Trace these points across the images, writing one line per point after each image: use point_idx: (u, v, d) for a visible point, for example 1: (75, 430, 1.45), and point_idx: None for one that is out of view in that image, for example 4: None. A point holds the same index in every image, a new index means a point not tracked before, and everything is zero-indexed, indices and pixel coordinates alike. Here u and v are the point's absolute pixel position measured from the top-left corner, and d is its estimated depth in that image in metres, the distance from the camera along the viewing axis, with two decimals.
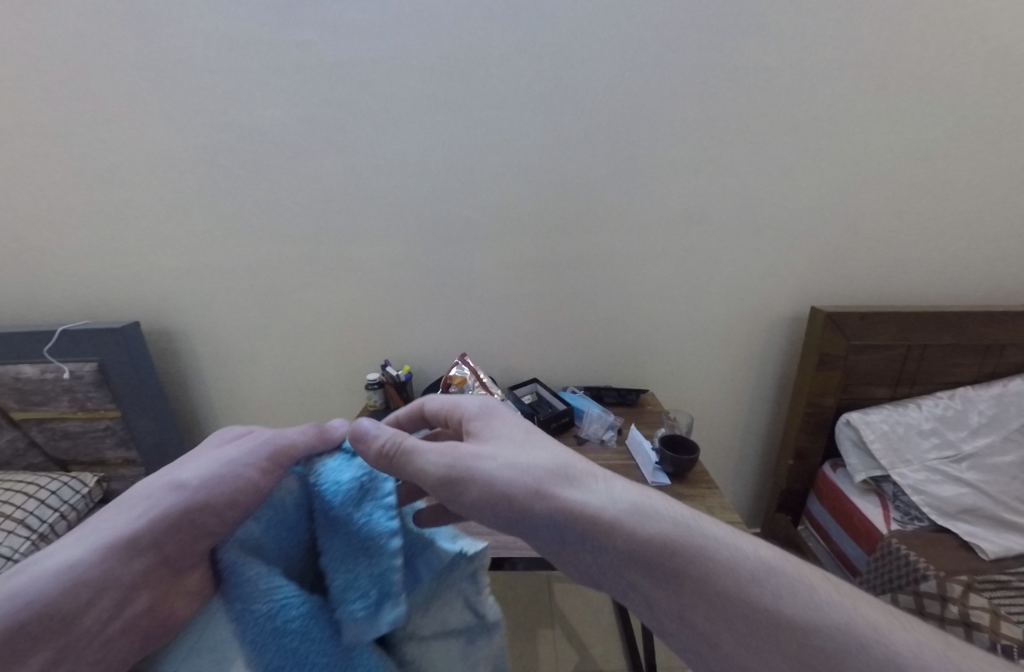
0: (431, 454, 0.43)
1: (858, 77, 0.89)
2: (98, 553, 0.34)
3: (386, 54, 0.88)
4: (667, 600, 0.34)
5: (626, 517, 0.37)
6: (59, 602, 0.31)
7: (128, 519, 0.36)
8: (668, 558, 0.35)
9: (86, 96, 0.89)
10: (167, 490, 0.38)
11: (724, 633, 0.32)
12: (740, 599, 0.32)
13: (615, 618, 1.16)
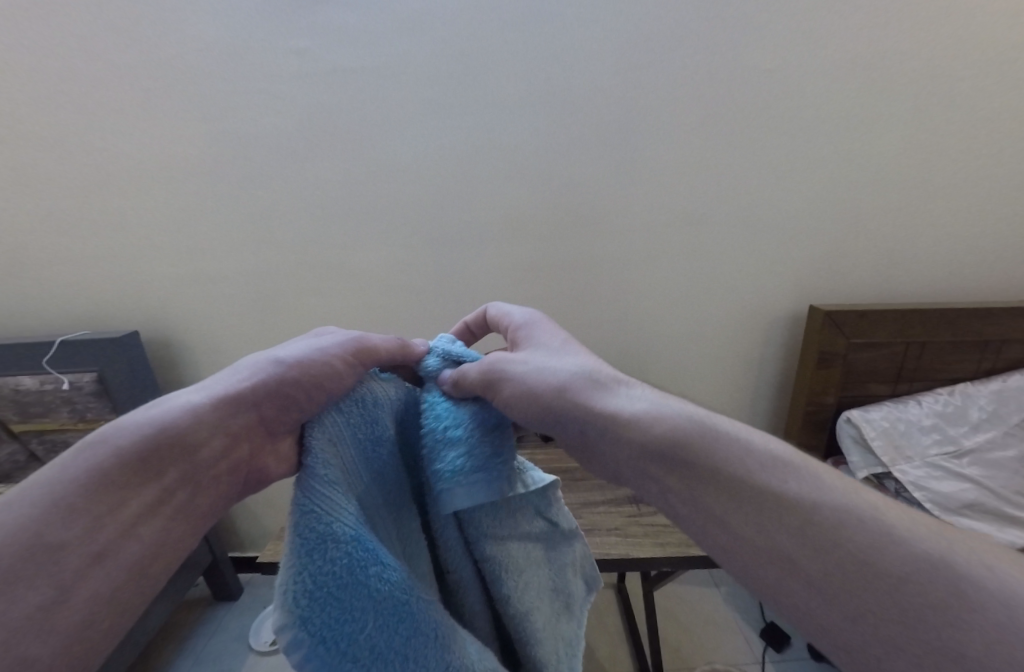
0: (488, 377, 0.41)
1: (851, 78, 0.90)
2: (201, 409, 0.32)
3: (385, 62, 0.88)
4: (680, 488, 0.33)
5: (646, 417, 0.36)
6: (166, 443, 0.30)
7: (227, 385, 0.35)
8: (686, 449, 0.34)
9: (83, 107, 0.89)
10: (262, 367, 0.36)
11: (733, 513, 0.30)
12: (745, 483, 0.31)
13: (620, 620, 1.16)
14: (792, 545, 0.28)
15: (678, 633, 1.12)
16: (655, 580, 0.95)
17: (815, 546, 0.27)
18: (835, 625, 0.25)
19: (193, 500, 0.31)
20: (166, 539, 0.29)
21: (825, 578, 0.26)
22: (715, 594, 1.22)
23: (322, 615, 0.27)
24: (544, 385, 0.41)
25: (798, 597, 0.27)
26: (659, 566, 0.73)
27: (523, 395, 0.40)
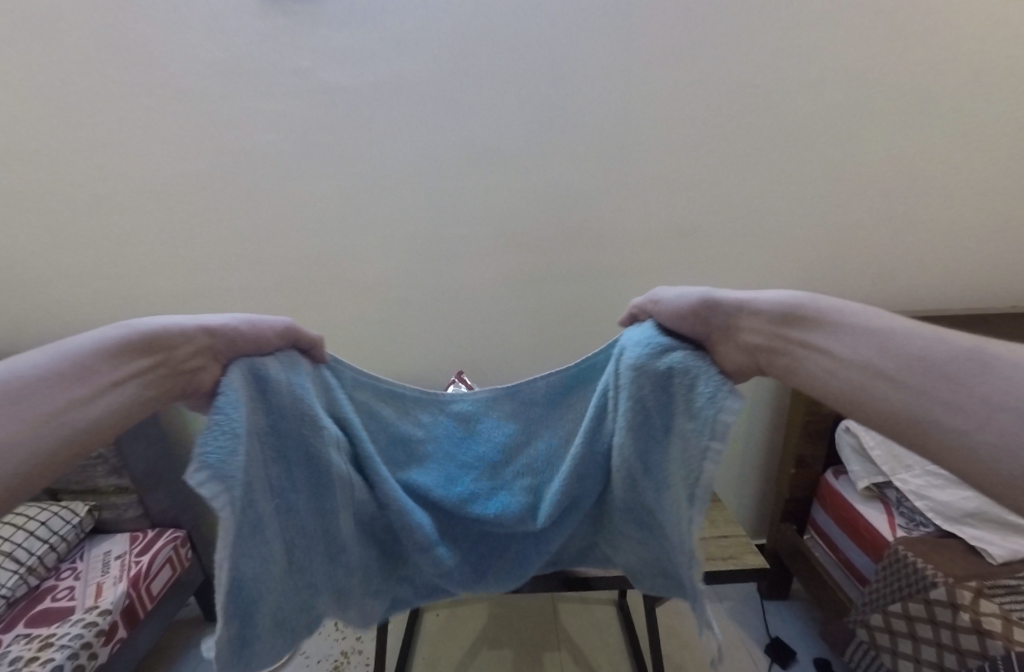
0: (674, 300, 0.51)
1: (837, 92, 0.92)
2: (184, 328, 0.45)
3: (381, 79, 0.90)
4: (805, 340, 0.43)
5: (787, 302, 0.46)
6: (117, 351, 0.41)
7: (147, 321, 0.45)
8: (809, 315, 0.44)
9: (84, 124, 0.90)
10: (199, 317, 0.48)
11: (846, 358, 0.39)
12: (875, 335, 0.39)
13: (621, 638, 1.13)
14: (926, 390, 0.33)
15: (681, 651, 1.09)
16: (656, 597, 0.92)
17: (950, 390, 0.32)
18: (981, 442, 0.29)
19: (131, 401, 0.40)
20: (114, 416, 0.38)
21: (969, 413, 0.30)
22: (720, 611, 1.19)
23: (220, 442, 0.40)
24: (692, 295, 0.50)
25: (953, 434, 0.31)
26: (663, 581, 0.72)
27: (687, 302, 0.50)
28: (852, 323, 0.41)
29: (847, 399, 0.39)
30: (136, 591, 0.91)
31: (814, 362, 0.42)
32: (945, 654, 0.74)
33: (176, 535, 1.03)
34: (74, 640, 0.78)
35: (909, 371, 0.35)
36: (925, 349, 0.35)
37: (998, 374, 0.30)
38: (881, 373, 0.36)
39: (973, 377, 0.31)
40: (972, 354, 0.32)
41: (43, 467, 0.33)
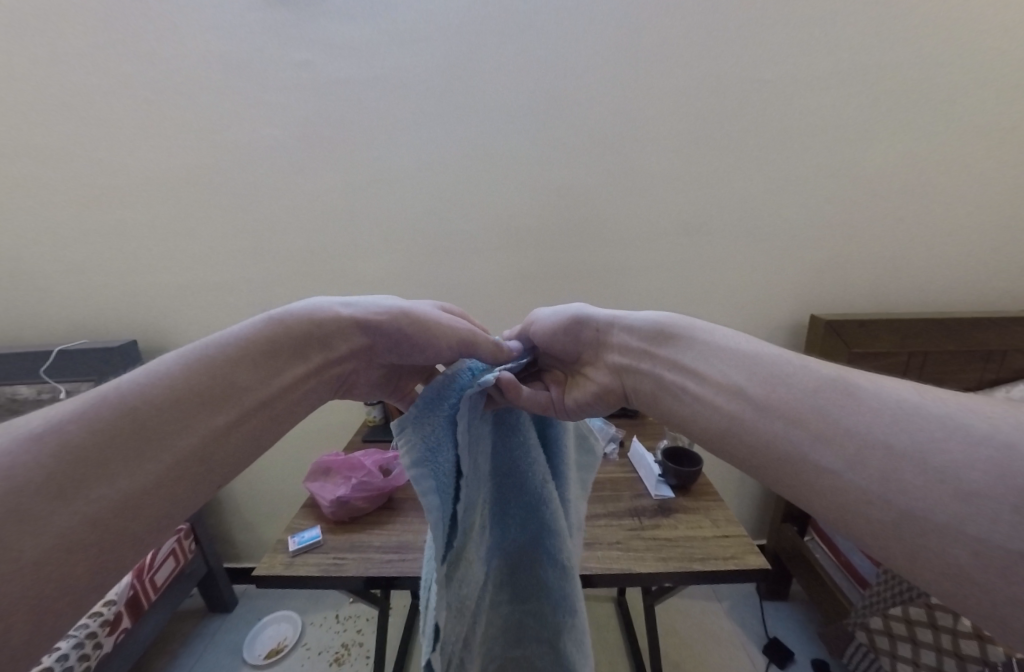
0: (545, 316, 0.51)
1: (848, 88, 0.90)
2: (338, 318, 0.42)
3: (383, 73, 0.89)
4: (675, 362, 0.42)
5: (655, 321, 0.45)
6: (266, 356, 0.37)
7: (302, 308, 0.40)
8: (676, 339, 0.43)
9: (86, 118, 0.90)
10: (360, 304, 0.44)
11: (711, 390, 0.38)
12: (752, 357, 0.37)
13: (620, 634, 1.14)
14: (791, 422, 0.32)
15: (679, 648, 1.09)
16: (656, 596, 0.93)
17: (817, 420, 0.30)
18: (852, 478, 0.28)
19: (274, 420, 0.36)
20: (246, 447, 0.34)
21: (836, 445, 0.29)
22: (719, 610, 1.19)
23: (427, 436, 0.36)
24: (565, 316, 0.50)
25: (821, 468, 0.29)
26: (663, 581, 0.72)
27: (561, 326, 0.50)
28: (718, 347, 0.39)
29: (717, 431, 0.36)
30: (140, 582, 0.92)
31: (686, 388, 0.40)
32: (946, 659, 0.73)
33: (179, 527, 1.05)
34: (80, 630, 0.79)
35: (773, 400, 0.33)
36: (786, 380, 0.34)
37: (866, 402, 0.29)
38: (746, 401, 0.35)
39: (837, 406, 0.30)
40: (836, 382, 0.31)
41: (149, 518, 0.28)
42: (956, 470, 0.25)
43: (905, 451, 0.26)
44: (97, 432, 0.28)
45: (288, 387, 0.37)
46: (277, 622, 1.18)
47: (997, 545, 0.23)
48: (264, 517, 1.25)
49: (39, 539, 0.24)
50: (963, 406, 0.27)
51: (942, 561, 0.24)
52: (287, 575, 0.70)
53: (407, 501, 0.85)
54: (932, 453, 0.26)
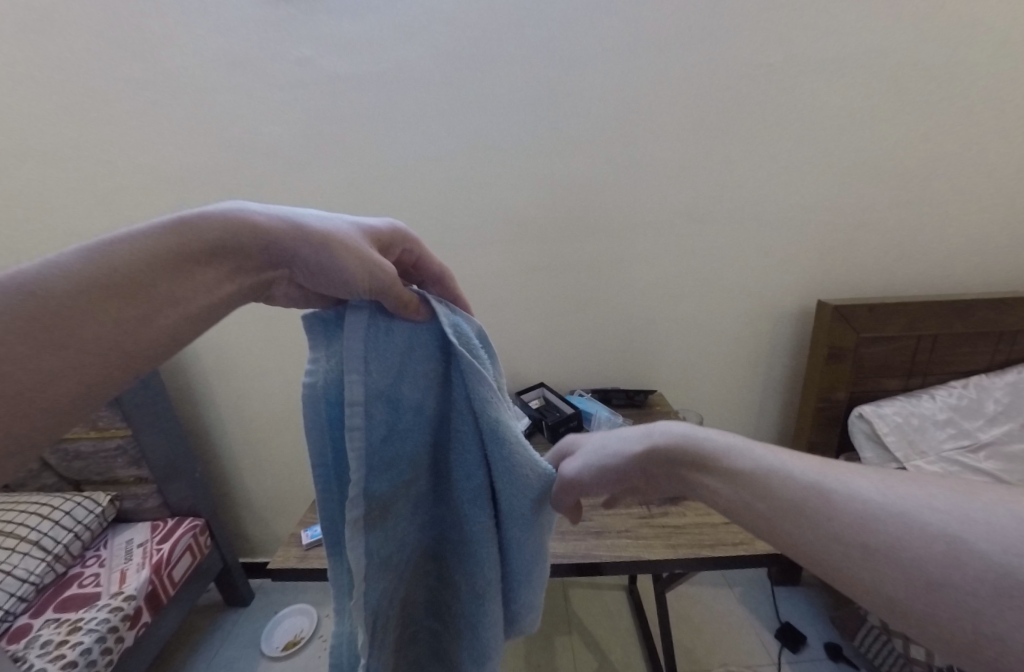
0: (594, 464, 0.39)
1: (857, 68, 0.88)
2: (253, 224, 0.33)
3: (387, 69, 0.89)
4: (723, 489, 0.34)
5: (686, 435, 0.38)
6: (174, 253, 0.30)
7: (222, 212, 0.33)
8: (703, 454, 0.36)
9: (92, 119, 0.90)
10: (287, 212, 0.34)
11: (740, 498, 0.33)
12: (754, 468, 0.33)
13: (631, 621, 1.15)
14: (816, 544, 0.29)
15: (690, 634, 1.10)
16: (667, 583, 0.93)
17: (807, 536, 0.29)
18: (875, 595, 0.26)
19: (191, 323, 0.31)
20: (162, 346, 0.30)
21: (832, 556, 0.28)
22: (729, 596, 1.20)
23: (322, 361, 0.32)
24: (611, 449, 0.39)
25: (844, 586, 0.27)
26: (673, 567, 0.72)
27: (606, 467, 0.38)
28: (738, 457, 0.34)
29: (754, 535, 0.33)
30: (158, 577, 0.94)
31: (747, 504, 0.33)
32: None
33: (195, 523, 1.06)
34: (101, 625, 0.81)
35: (796, 521, 0.30)
36: (779, 492, 0.31)
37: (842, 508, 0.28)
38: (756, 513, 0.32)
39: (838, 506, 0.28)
40: (825, 488, 0.29)
41: (62, 403, 0.26)
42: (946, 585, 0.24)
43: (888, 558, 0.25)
44: None
45: (189, 300, 0.31)
46: (292, 615, 1.20)
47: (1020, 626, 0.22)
48: (276, 512, 1.26)
49: None
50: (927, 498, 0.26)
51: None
52: (301, 567, 0.71)
53: None
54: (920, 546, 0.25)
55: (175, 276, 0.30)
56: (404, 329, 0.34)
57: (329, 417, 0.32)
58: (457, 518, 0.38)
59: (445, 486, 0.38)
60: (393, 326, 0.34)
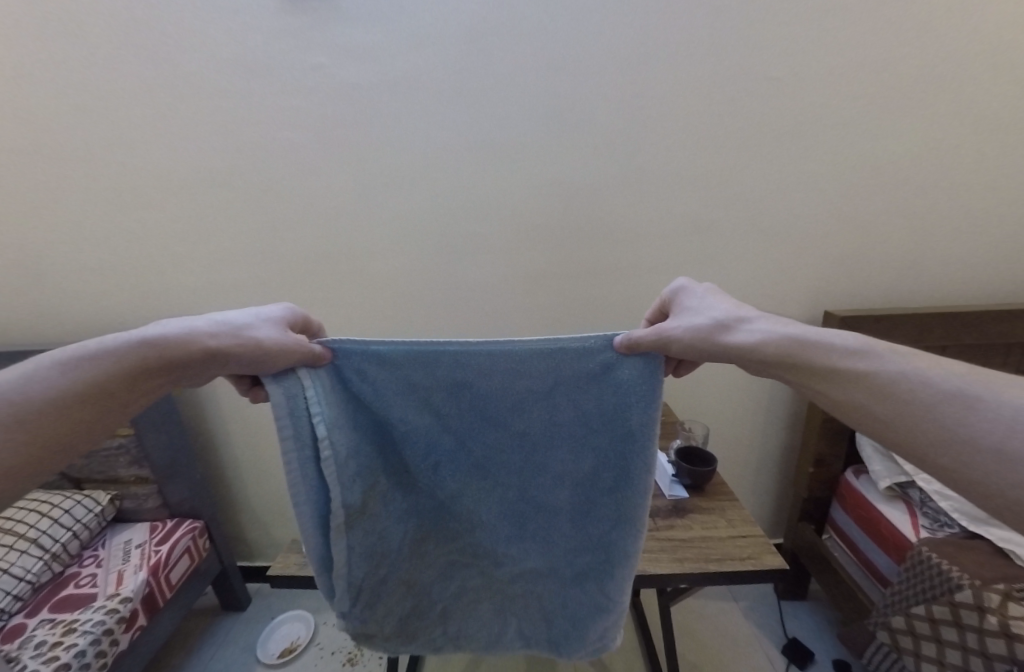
0: (719, 326, 0.46)
1: (861, 81, 0.90)
2: (183, 333, 0.41)
3: (397, 77, 0.91)
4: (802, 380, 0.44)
5: (784, 341, 0.44)
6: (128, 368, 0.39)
7: (131, 337, 0.40)
8: (792, 354, 0.43)
9: (108, 121, 0.92)
10: (189, 327, 0.41)
11: (842, 397, 0.41)
12: (868, 373, 0.40)
13: (635, 635, 1.12)
14: (914, 437, 0.36)
15: (696, 650, 1.08)
16: (672, 597, 0.91)
17: (930, 430, 0.35)
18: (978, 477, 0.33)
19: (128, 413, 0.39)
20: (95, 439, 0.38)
21: (951, 450, 0.34)
22: (735, 611, 1.17)
23: (286, 421, 0.40)
24: (699, 325, 0.47)
25: (955, 473, 0.34)
26: (679, 581, 0.71)
27: (704, 337, 0.46)
28: (855, 362, 0.41)
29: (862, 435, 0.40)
30: (156, 579, 0.93)
31: (845, 395, 0.40)
32: (972, 657, 0.72)
33: (194, 525, 1.05)
34: (96, 627, 0.79)
35: (900, 420, 0.37)
36: (913, 396, 0.37)
37: (990, 409, 0.34)
38: (873, 414, 0.39)
39: (958, 417, 0.35)
40: (956, 395, 0.35)
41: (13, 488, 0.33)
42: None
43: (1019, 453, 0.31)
44: None
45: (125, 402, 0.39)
46: (289, 621, 1.18)
47: None
48: (276, 518, 1.25)
49: None
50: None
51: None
52: (301, 572, 0.70)
53: None
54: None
55: (118, 382, 0.38)
56: (326, 372, 0.43)
57: (305, 459, 0.41)
58: (424, 491, 0.48)
59: (409, 481, 0.48)
60: (320, 376, 0.43)
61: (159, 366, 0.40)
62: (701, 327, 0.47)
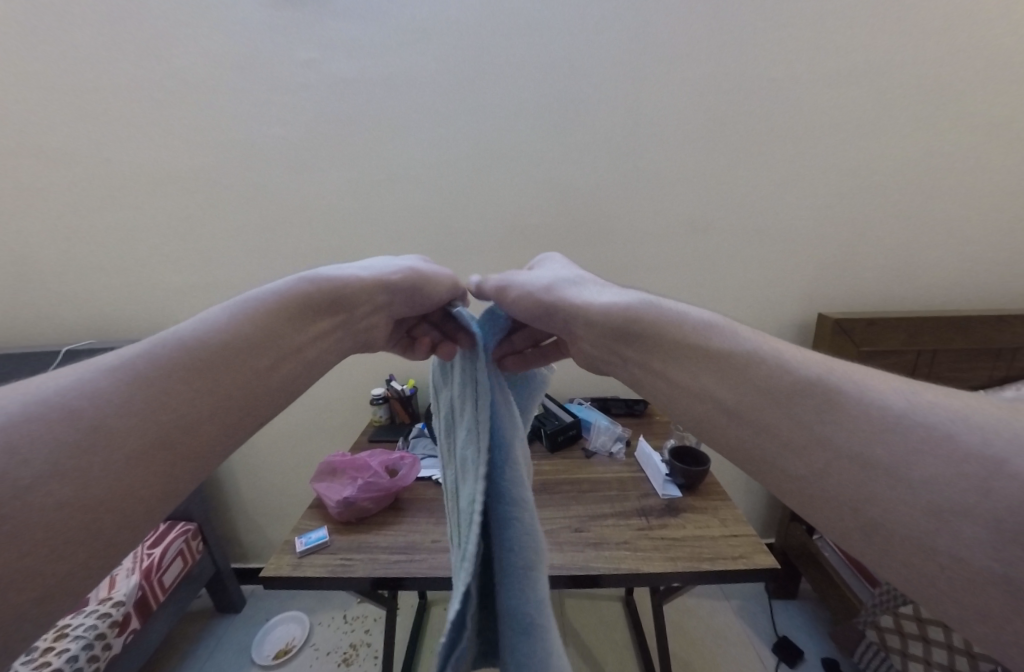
0: (553, 290, 0.46)
1: (859, 83, 0.89)
2: (356, 279, 0.43)
3: (392, 73, 0.89)
4: (644, 361, 0.40)
5: (625, 309, 0.41)
6: (301, 309, 0.39)
7: (275, 290, 0.38)
8: (633, 325, 0.40)
9: (94, 115, 0.90)
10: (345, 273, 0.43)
11: (687, 382, 0.36)
12: (734, 354, 0.34)
13: (628, 633, 1.14)
14: (763, 437, 0.30)
15: (688, 647, 1.09)
16: (664, 596, 0.92)
17: (789, 431, 0.29)
18: (830, 490, 0.26)
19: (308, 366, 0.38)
20: (291, 387, 0.37)
21: (804, 455, 0.28)
22: (727, 609, 1.19)
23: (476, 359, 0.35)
24: (543, 284, 0.46)
25: (805, 484, 0.28)
26: (671, 580, 0.71)
27: (538, 298, 0.45)
28: (720, 336, 0.35)
29: (710, 435, 0.34)
30: (148, 583, 0.92)
31: (682, 374, 0.36)
32: (957, 657, 0.74)
33: (187, 527, 1.04)
34: (88, 632, 0.79)
35: (747, 410, 0.31)
36: (773, 377, 0.31)
37: (851, 405, 0.27)
38: (719, 405, 0.33)
39: (814, 413, 0.28)
40: (817, 383, 0.29)
41: (198, 448, 0.29)
42: (928, 488, 0.23)
43: (879, 460, 0.25)
44: (103, 399, 0.26)
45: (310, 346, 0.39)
46: (284, 621, 1.18)
47: (968, 563, 0.22)
48: (270, 518, 1.25)
49: (106, 467, 0.25)
50: (946, 410, 0.25)
51: (907, 571, 0.24)
52: (294, 577, 0.70)
53: (413, 501, 0.85)
54: (897, 462, 0.25)
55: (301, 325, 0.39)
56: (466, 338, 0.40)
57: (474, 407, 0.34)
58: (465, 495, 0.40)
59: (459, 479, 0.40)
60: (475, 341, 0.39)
61: (330, 309, 0.41)
62: (538, 289, 0.46)
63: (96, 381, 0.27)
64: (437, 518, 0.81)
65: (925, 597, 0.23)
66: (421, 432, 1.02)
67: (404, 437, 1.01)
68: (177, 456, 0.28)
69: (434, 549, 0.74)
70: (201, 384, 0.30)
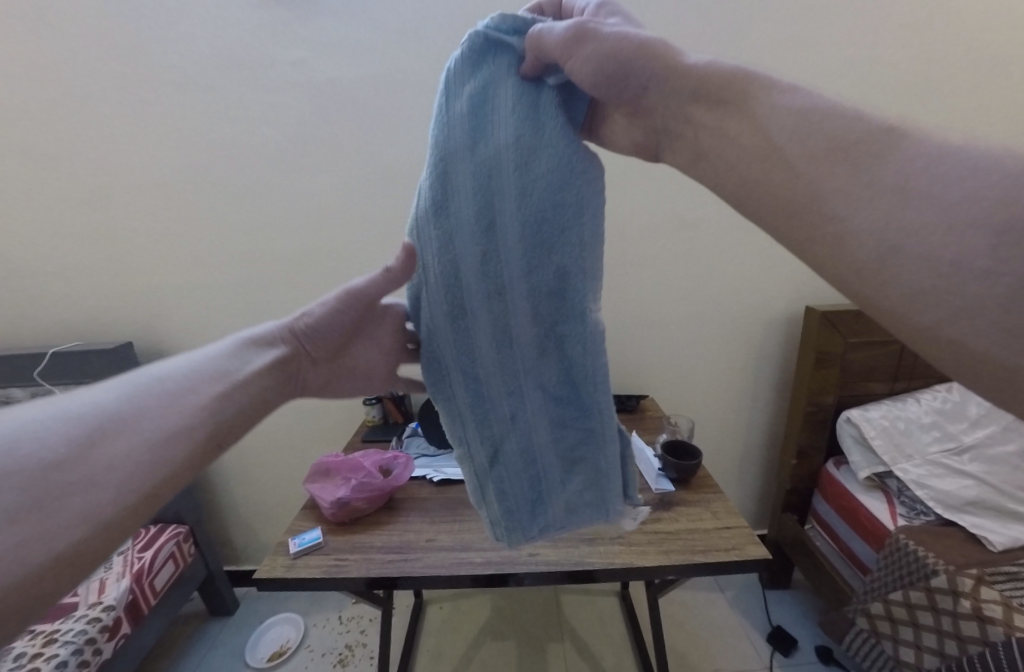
0: (639, 43, 0.33)
1: (838, 81, 0.91)
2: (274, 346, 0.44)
3: (381, 73, 0.89)
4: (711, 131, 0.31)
5: (716, 69, 0.31)
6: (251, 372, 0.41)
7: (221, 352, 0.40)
8: (725, 87, 0.31)
9: (78, 117, 0.89)
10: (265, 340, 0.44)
11: (743, 146, 0.29)
12: (805, 106, 0.28)
13: (624, 628, 1.14)
14: (813, 190, 0.26)
15: (684, 641, 1.10)
16: (659, 589, 0.93)
17: (850, 178, 0.25)
18: (870, 228, 0.24)
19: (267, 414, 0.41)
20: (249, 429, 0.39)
21: (861, 199, 0.24)
22: (721, 601, 1.20)
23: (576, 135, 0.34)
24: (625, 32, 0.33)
25: (841, 227, 0.25)
26: (666, 573, 0.72)
27: (621, 51, 0.32)
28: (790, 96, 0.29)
29: (750, 198, 0.29)
30: (140, 586, 0.91)
31: (741, 139, 0.29)
32: (947, 640, 0.74)
33: (178, 530, 1.04)
34: (78, 636, 0.78)
35: (806, 160, 0.26)
36: (848, 129, 0.26)
37: (915, 151, 0.24)
38: (779, 161, 0.27)
39: (875, 158, 0.25)
40: (888, 135, 0.25)
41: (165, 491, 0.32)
42: (969, 212, 0.22)
43: (921, 196, 0.23)
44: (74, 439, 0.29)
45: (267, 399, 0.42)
46: (278, 624, 1.17)
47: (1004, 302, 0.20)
48: (264, 520, 1.24)
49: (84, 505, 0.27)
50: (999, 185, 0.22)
51: (909, 291, 0.23)
52: (287, 577, 0.70)
53: (408, 500, 0.86)
54: (939, 193, 0.23)
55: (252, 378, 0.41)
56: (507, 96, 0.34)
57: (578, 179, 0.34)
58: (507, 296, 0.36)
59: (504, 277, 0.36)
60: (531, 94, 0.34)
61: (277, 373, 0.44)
62: (621, 37, 0.32)
63: (68, 420, 0.29)
64: (432, 516, 0.81)
65: (929, 337, 0.23)
66: (415, 431, 1.02)
67: (398, 437, 1.02)
68: (146, 464, 0.30)
69: (429, 547, 0.74)
70: (152, 414, 0.32)
